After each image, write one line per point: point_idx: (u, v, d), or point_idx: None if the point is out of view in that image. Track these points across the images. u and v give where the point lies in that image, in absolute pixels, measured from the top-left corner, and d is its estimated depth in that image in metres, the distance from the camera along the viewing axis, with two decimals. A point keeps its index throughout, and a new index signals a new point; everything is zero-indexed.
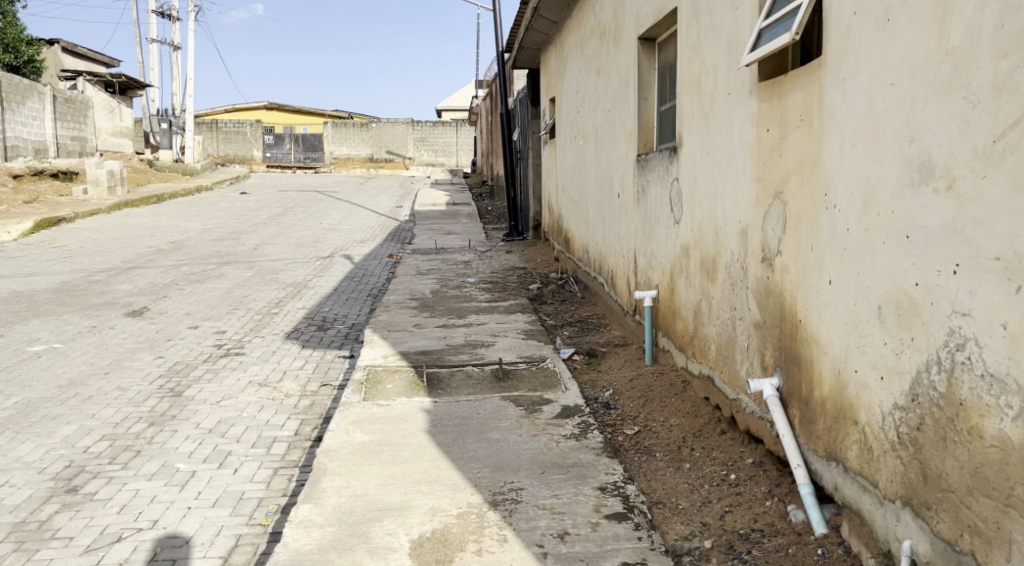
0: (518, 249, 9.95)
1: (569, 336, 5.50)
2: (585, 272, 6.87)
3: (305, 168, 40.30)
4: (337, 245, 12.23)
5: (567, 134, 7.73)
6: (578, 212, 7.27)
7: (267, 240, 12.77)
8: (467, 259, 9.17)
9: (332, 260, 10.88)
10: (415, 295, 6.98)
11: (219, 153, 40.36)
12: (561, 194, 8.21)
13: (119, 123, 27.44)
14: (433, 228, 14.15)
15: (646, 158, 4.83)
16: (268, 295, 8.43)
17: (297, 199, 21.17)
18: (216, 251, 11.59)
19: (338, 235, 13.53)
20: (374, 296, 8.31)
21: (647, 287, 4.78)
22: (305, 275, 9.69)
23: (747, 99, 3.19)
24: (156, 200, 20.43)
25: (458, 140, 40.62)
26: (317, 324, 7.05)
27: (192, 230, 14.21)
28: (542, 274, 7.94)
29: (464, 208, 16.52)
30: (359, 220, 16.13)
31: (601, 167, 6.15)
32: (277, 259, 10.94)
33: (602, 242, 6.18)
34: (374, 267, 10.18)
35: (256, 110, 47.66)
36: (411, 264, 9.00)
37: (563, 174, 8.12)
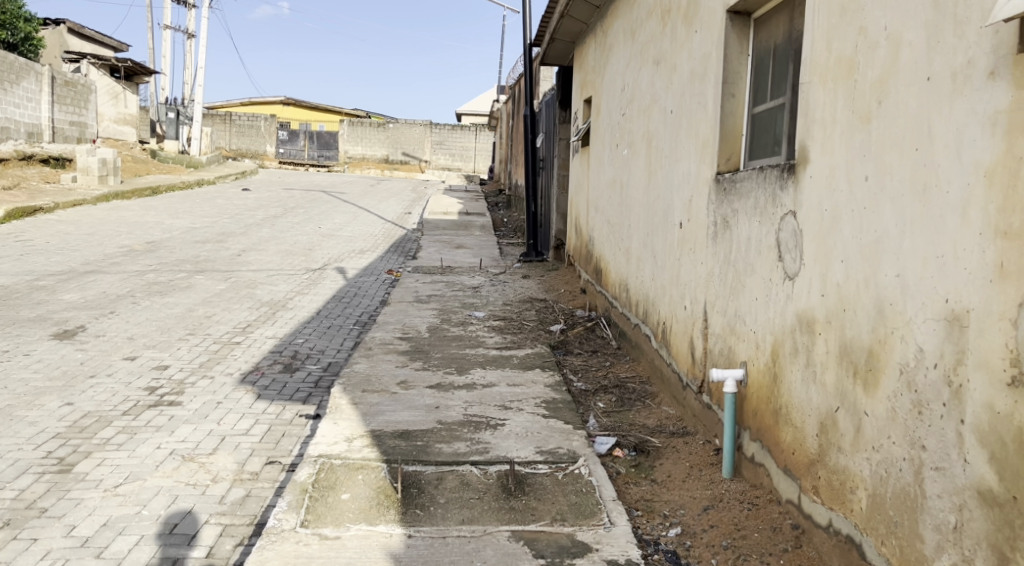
0: (536, 274, 8.54)
1: (608, 413, 4.12)
2: (623, 314, 5.48)
3: (318, 166, 39.11)
4: (331, 256, 10.89)
5: (607, 141, 6.34)
6: (617, 237, 5.86)
7: (254, 246, 11.45)
8: (474, 284, 7.77)
9: (321, 275, 9.52)
10: (406, 333, 5.58)
11: (231, 147, 39.24)
12: (595, 213, 6.82)
13: (124, 110, 26.30)
14: (442, 241, 12.77)
15: (732, 178, 3.43)
16: (234, 317, 7.07)
17: (302, 199, 19.92)
18: (195, 256, 10.27)
19: (335, 244, 12.18)
20: (362, 324, 6.95)
21: (727, 360, 3.38)
22: (285, 292, 8.33)
23: (983, 88, 1.78)
24: (152, 194, 19.21)
25: (477, 145, 39.32)
26: (283, 363, 5.67)
27: (177, 230, 12.92)
28: (567, 310, 6.55)
29: (477, 219, 15.13)
30: (362, 226, 14.80)
31: (654, 184, 4.75)
32: (260, 269, 9.64)
33: (650, 282, 4.79)
34: (367, 286, 8.77)
35: (272, 105, 46.54)
36: (408, 287, 7.62)
37: (598, 189, 6.72)
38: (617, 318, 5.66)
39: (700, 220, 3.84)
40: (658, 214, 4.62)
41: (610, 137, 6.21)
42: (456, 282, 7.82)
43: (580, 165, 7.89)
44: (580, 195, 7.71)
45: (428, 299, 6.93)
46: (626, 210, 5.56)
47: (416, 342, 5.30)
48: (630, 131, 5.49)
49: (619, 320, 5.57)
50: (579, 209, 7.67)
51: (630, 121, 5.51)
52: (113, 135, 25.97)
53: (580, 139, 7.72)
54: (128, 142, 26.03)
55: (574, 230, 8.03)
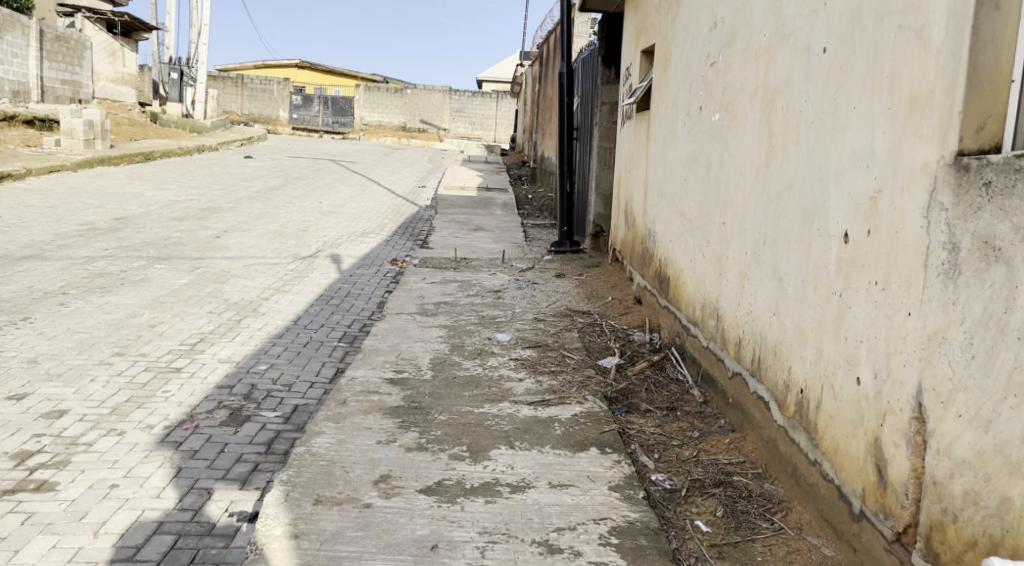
0: (571, 272, 6.88)
1: (718, 552, 2.50)
2: (710, 351, 3.86)
3: (333, 133, 37.43)
4: (328, 241, 9.27)
5: (683, 104, 4.65)
6: (698, 237, 4.20)
7: (239, 226, 9.85)
8: (497, 287, 6.12)
9: (311, 266, 7.90)
10: (400, 373, 3.96)
11: (242, 112, 37.60)
12: (659, 200, 5.16)
13: (122, 69, 24.77)
14: (458, 223, 11.13)
15: (1010, 163, 1.77)
16: (184, 328, 5.46)
17: (307, 169, 18.33)
18: (164, 238, 8.69)
19: (334, 226, 10.54)
20: (349, 343, 5.35)
21: (996, 521, 1.76)
22: (261, 291, 6.72)
23: None
24: (144, 160, 17.70)
25: (498, 112, 37.48)
26: (229, 410, 4.06)
27: (156, 203, 11.35)
28: (622, 331, 4.90)
29: (497, 195, 13.45)
30: (369, 203, 13.15)
31: (780, 167, 3.09)
32: (238, 257, 8.05)
33: (768, 316, 3.14)
34: (363, 285, 7.13)
35: (286, 68, 44.80)
36: (411, 290, 5.98)
37: (665, 168, 5.04)
38: (700, 356, 4.00)
39: (904, 237, 2.19)
40: (789, 214, 2.97)
41: (688, 100, 4.53)
42: (471, 285, 6.18)
43: (633, 137, 6.21)
44: (633, 175, 6.03)
45: (435, 310, 5.29)
46: (716, 202, 3.90)
47: (412, 391, 3.67)
48: (728, 88, 3.82)
49: (705, 359, 3.92)
50: (632, 194, 6.01)
51: (728, 75, 3.84)
52: (111, 96, 24.48)
53: (636, 103, 6.05)
54: (127, 104, 24.51)
55: (623, 219, 6.38)
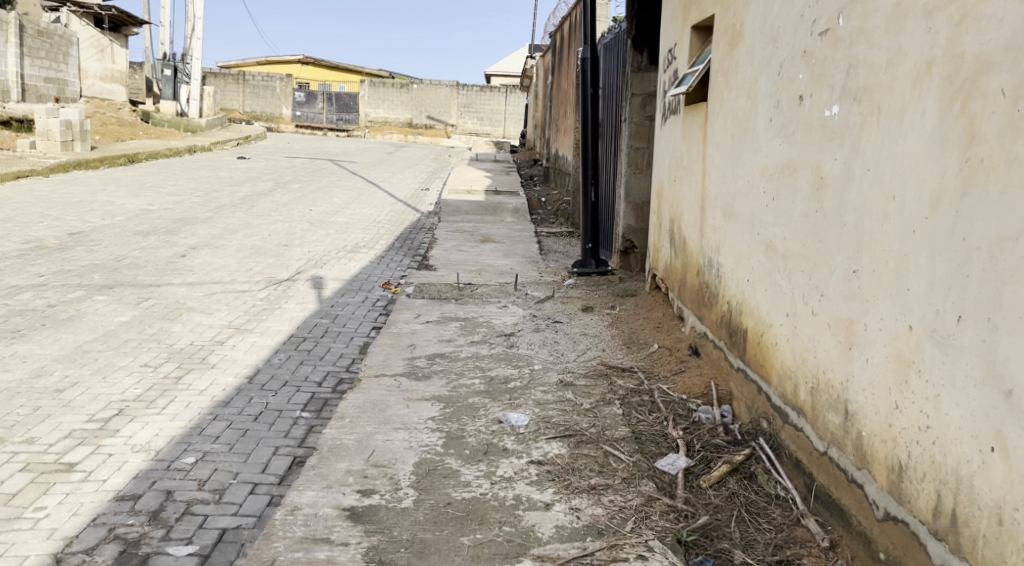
0: (600, 304, 5.61)
1: None
2: (835, 464, 2.57)
3: (337, 131, 36.20)
4: (313, 261, 8.02)
5: (767, 93, 3.36)
6: (801, 284, 2.92)
7: (212, 242, 8.60)
8: (509, 331, 4.85)
9: (287, 295, 6.64)
10: (369, 496, 2.68)
11: (244, 110, 36.48)
12: (725, 223, 3.89)
13: (111, 65, 23.60)
14: (463, 235, 9.87)
15: None
16: (102, 392, 4.20)
17: (303, 171, 17.11)
18: (119, 258, 7.46)
19: (322, 240, 9.29)
20: (316, 415, 4.07)
21: None
22: (218, 332, 5.47)
23: None
24: (128, 163, 16.53)
25: (507, 107, 36.16)
26: (121, 545, 2.79)
27: (124, 214, 10.12)
28: (682, 406, 3.60)
29: (508, 199, 12.16)
30: (365, 210, 11.89)
31: (998, 196, 1.81)
32: (201, 282, 6.81)
33: (977, 451, 1.85)
34: (345, 321, 5.86)
35: (290, 64, 43.60)
36: (400, 336, 4.71)
37: (735, 181, 3.76)
38: (814, 468, 2.70)
39: None
40: None
41: (777, 87, 3.25)
42: (478, 327, 4.91)
43: (679, 137, 4.94)
44: (682, 186, 4.75)
45: (429, 371, 4.02)
46: (839, 238, 2.61)
47: (382, 538, 2.41)
48: (857, 68, 2.54)
49: (823, 474, 2.63)
50: (683, 210, 4.74)
51: (854, 48, 2.56)
52: (101, 94, 23.32)
53: (687, 98, 4.78)
54: (116, 103, 23.33)
55: (668, 241, 5.09)
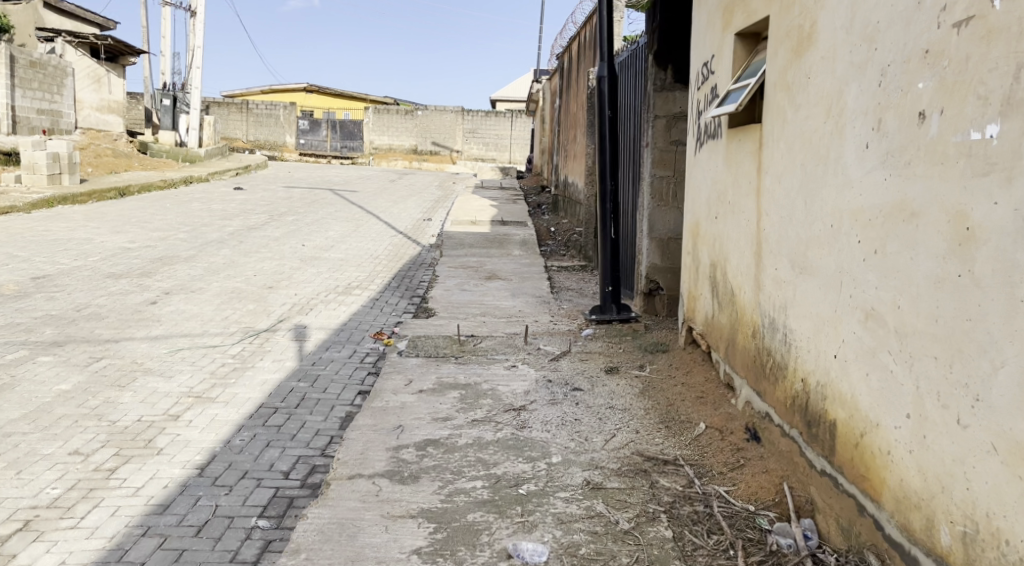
0: (626, 363, 4.76)
1: None
2: None
3: (342, 159, 35.62)
4: (298, 306, 7.19)
5: (858, 111, 2.54)
6: (934, 376, 2.07)
7: (190, 285, 7.78)
8: (519, 403, 3.98)
9: (263, 350, 5.80)
10: None
11: (248, 139, 35.96)
12: (794, 276, 3.05)
13: (109, 97, 22.69)
14: (467, 272, 9.04)
15: None
16: (9, 497, 3.36)
17: (302, 202, 16.37)
18: (80, 308, 6.63)
19: (312, 279, 8.48)
20: (275, 525, 3.20)
21: None
22: (175, 401, 4.62)
23: None
24: (119, 196, 15.82)
25: (513, 132, 35.54)
26: None
27: (100, 254, 9.32)
28: (750, 525, 2.74)
29: (515, 230, 11.35)
30: (362, 244, 11.08)
31: None
32: (168, 335, 5.98)
33: None
34: (326, 385, 5.01)
35: (294, 92, 43.15)
36: (385, 413, 3.87)
37: (809, 224, 2.93)
38: None
39: None
40: None
41: (874, 100, 2.43)
42: (480, 399, 4.05)
43: (720, 164, 4.11)
44: (727, 226, 3.92)
45: (417, 470, 3.17)
46: (1009, 320, 1.78)
47: None
48: None
49: None
50: (729, 253, 3.89)
51: None
52: (97, 124, 22.55)
53: (732, 122, 3.97)
54: (113, 134, 22.71)
55: (708, 290, 4.25)
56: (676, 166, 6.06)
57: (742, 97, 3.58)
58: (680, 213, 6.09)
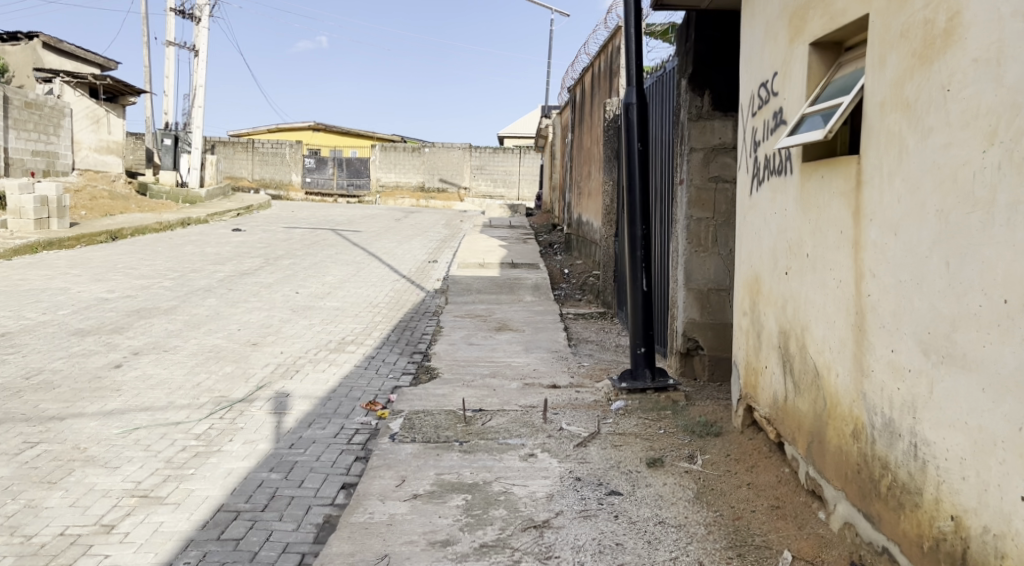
0: (668, 450, 3.88)
1: None
2: None
3: (348, 198, 35.02)
4: (283, 369, 6.33)
5: None
6: None
7: (163, 343, 6.93)
8: (542, 516, 3.12)
9: (235, 426, 4.93)
10: None
11: (253, 178, 35.40)
12: (927, 365, 2.19)
13: (107, 137, 21.98)
14: (475, 323, 8.19)
15: None
16: None
17: (302, 243, 15.59)
18: (31, 375, 5.78)
19: (302, 333, 7.63)
20: None
21: None
22: (113, 504, 3.75)
23: None
24: (110, 240, 15.07)
25: (521, 168, 34.93)
26: None
27: (72, 306, 8.50)
28: None
29: (526, 273, 10.51)
30: (361, 290, 10.25)
31: None
32: (125, 409, 5.11)
33: None
34: (302, 477, 4.12)
35: (300, 130, 42.73)
36: (367, 534, 2.99)
37: (956, 298, 2.08)
38: None
39: None
40: None
41: None
42: (491, 510, 3.18)
43: (791, 207, 3.27)
44: (807, 287, 3.07)
45: None
46: None
47: None
48: None
49: None
50: (811, 321, 3.04)
51: None
52: (96, 166, 21.71)
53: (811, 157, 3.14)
54: (111, 175, 22.08)
55: (778, 363, 3.39)
56: (716, 205, 5.25)
57: (833, 121, 2.71)
58: (720, 259, 5.27)
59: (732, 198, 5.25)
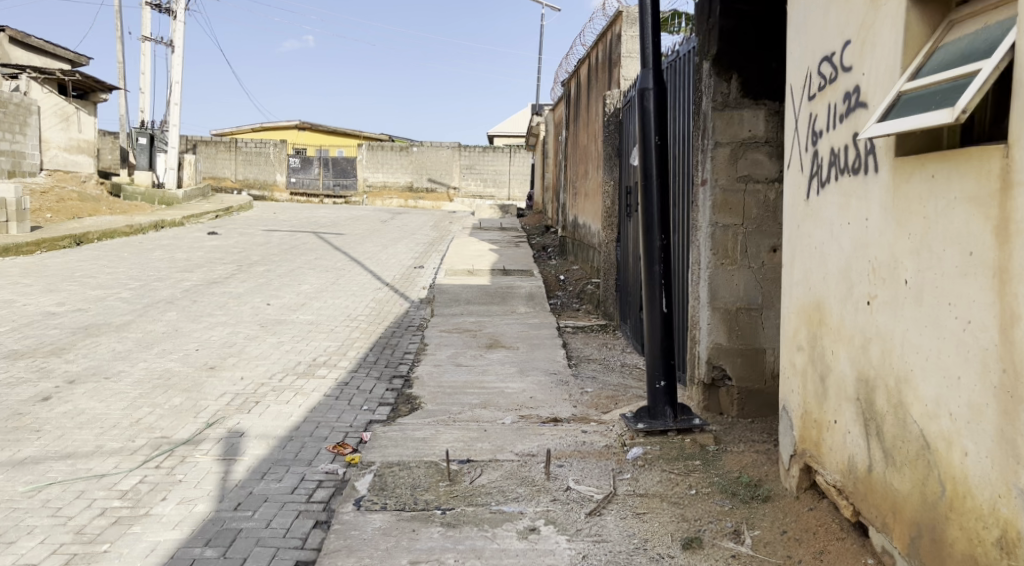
0: (706, 521, 3.08)
1: None
2: None
3: (334, 198, 34.13)
4: (241, 400, 5.50)
5: None
6: None
7: (106, 368, 6.08)
8: None
9: (173, 478, 4.10)
10: None
11: (237, 178, 34.44)
12: None
13: (79, 136, 21.03)
14: (464, 340, 7.37)
15: None
16: None
17: (281, 247, 14.74)
18: None
19: (269, 354, 6.79)
20: None
21: None
22: None
23: None
24: (75, 245, 14.18)
25: (511, 168, 34.13)
26: None
27: (14, 323, 7.63)
28: None
29: (519, 281, 9.70)
30: (339, 301, 9.41)
31: None
32: (40, 458, 4.26)
33: None
34: (244, 554, 3.28)
35: (285, 129, 41.78)
36: None
37: None
38: None
39: None
40: None
41: None
42: None
43: (876, 216, 2.49)
44: (909, 327, 2.28)
45: None
46: None
47: None
48: None
49: None
50: (914, 373, 2.25)
51: None
52: (67, 166, 20.77)
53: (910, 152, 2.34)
54: (83, 176, 21.15)
55: (856, 420, 2.60)
56: (745, 210, 4.48)
57: (969, 96, 1.95)
58: (750, 273, 4.49)
59: (763, 201, 4.48)
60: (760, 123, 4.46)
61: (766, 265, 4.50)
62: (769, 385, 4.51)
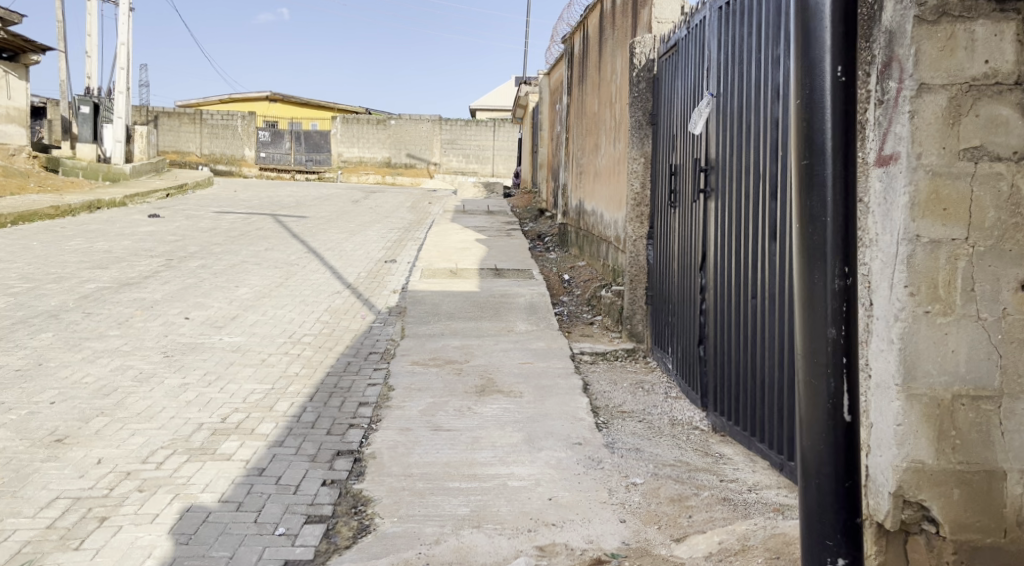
0: None
1: None
2: None
3: (307, 174, 31.76)
4: (74, 515, 3.34)
5: None
6: None
7: None
8: None
9: None
10: None
11: (201, 152, 31.91)
12: None
13: (8, 103, 18.51)
14: (444, 381, 5.24)
15: None
16: None
17: (230, 234, 12.52)
18: None
19: (156, 411, 4.62)
20: None
21: None
22: None
23: None
24: None
25: (496, 143, 31.82)
26: None
27: None
28: None
29: (515, 286, 7.56)
30: (283, 313, 7.23)
31: None
32: None
33: None
34: None
35: (254, 100, 39.16)
36: None
37: None
38: None
39: None
40: None
41: None
42: None
43: None
44: None
45: None
46: None
47: None
48: None
49: None
50: None
51: None
52: None
53: None
54: (14, 148, 18.69)
55: None
56: (973, 213, 2.40)
57: None
58: (979, 331, 2.41)
59: (1007, 196, 2.39)
60: (1006, 49, 2.39)
61: (1008, 316, 2.41)
62: (1011, 540, 2.47)
